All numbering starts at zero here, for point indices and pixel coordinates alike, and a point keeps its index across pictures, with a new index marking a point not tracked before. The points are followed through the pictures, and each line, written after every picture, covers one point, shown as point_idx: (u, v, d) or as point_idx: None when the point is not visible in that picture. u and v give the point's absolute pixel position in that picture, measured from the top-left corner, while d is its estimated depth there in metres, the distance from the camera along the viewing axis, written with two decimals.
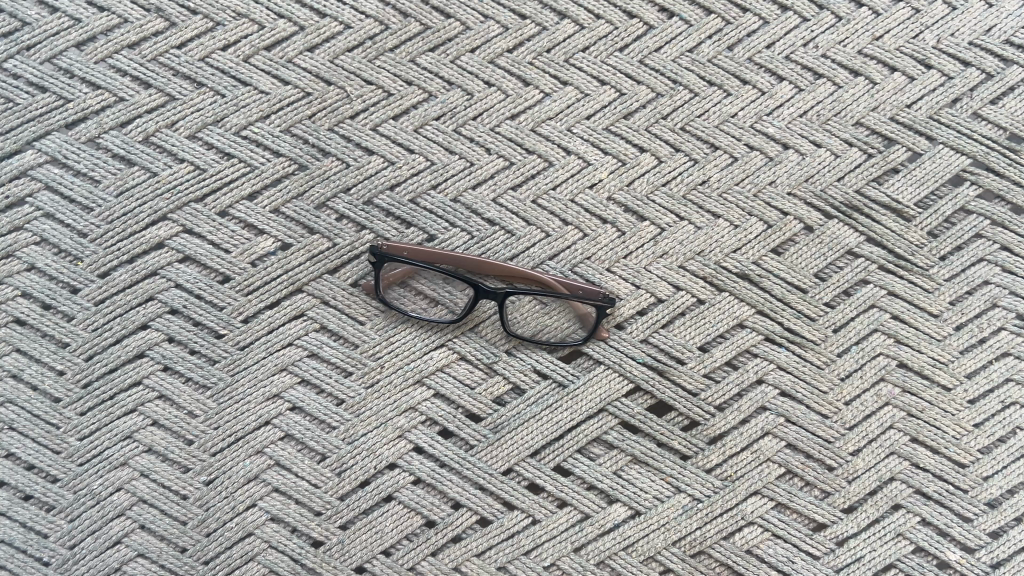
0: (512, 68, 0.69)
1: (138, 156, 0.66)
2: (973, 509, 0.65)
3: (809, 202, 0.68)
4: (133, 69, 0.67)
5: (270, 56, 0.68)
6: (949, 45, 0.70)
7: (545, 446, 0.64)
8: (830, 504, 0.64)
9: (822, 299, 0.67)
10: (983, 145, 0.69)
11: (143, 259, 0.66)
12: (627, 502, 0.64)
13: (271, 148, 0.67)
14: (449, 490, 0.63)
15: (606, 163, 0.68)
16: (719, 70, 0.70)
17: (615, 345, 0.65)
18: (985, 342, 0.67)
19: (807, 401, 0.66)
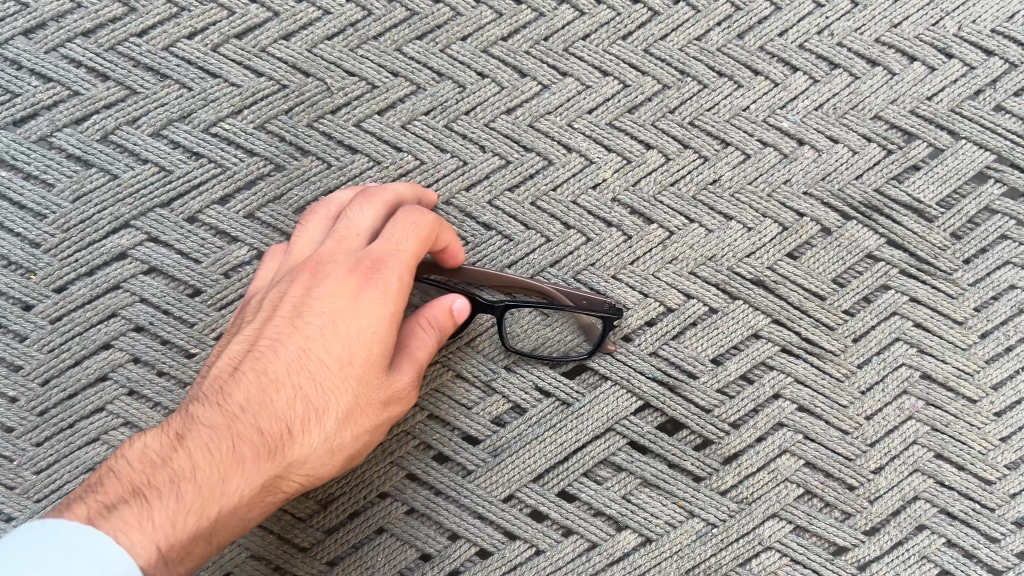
0: (508, 58, 0.64)
1: (96, 157, 0.61)
2: (1000, 528, 0.61)
3: (826, 202, 0.64)
4: (88, 60, 0.61)
5: (242, 45, 0.62)
6: (971, 33, 0.66)
7: (549, 470, 0.60)
8: (851, 526, 0.60)
9: (841, 307, 0.62)
10: (1008, 140, 0.65)
11: (103, 271, 0.60)
12: (637, 528, 0.59)
13: (244, 146, 0.61)
14: (446, 520, 0.59)
15: (610, 161, 0.63)
16: (729, 60, 0.65)
17: (623, 359, 0.61)
18: (1012, 351, 0.63)
19: (827, 416, 0.61)
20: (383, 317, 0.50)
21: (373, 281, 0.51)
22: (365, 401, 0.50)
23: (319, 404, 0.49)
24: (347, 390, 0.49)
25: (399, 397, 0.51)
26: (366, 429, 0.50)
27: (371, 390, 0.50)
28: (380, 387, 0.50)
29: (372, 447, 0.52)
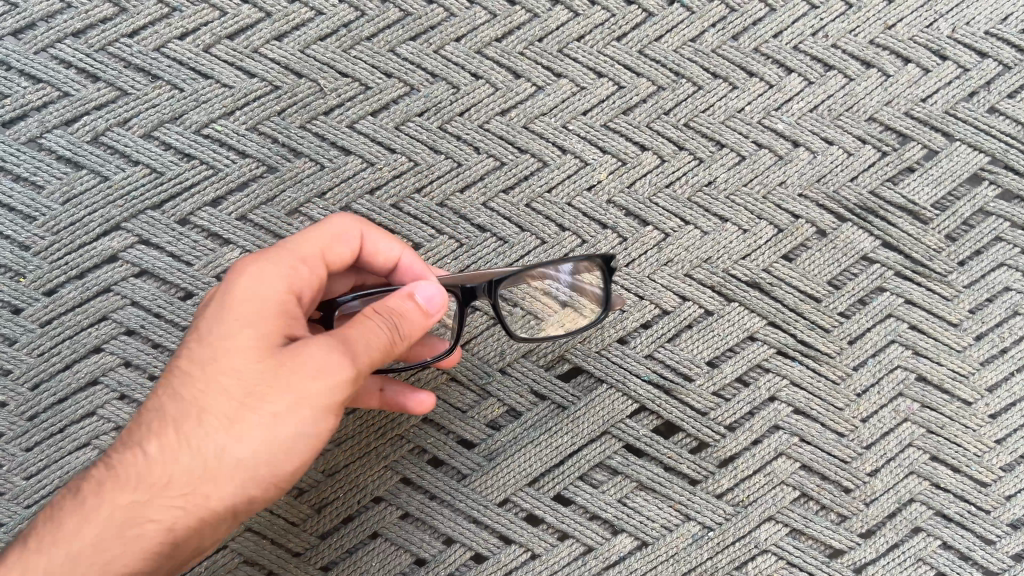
0: (502, 59, 0.63)
1: (86, 159, 0.60)
2: (995, 530, 0.61)
3: (821, 204, 0.63)
4: (79, 61, 0.61)
5: (234, 46, 0.62)
6: (965, 35, 0.66)
7: (544, 473, 0.59)
8: (848, 529, 0.60)
9: (837, 309, 0.62)
10: (1002, 141, 0.65)
11: (93, 274, 0.59)
12: (633, 532, 0.59)
13: (236, 148, 0.61)
14: (441, 524, 0.58)
15: (605, 163, 0.63)
16: (724, 61, 0.65)
17: (619, 362, 0.61)
18: (1006, 353, 0.63)
19: (823, 419, 0.61)
20: (257, 303, 0.43)
21: (242, 263, 0.45)
22: (245, 397, 0.41)
23: (193, 412, 0.42)
24: (218, 388, 0.42)
25: (289, 386, 0.41)
26: (252, 433, 0.41)
27: (247, 384, 0.42)
28: (259, 374, 0.41)
29: (269, 458, 0.42)
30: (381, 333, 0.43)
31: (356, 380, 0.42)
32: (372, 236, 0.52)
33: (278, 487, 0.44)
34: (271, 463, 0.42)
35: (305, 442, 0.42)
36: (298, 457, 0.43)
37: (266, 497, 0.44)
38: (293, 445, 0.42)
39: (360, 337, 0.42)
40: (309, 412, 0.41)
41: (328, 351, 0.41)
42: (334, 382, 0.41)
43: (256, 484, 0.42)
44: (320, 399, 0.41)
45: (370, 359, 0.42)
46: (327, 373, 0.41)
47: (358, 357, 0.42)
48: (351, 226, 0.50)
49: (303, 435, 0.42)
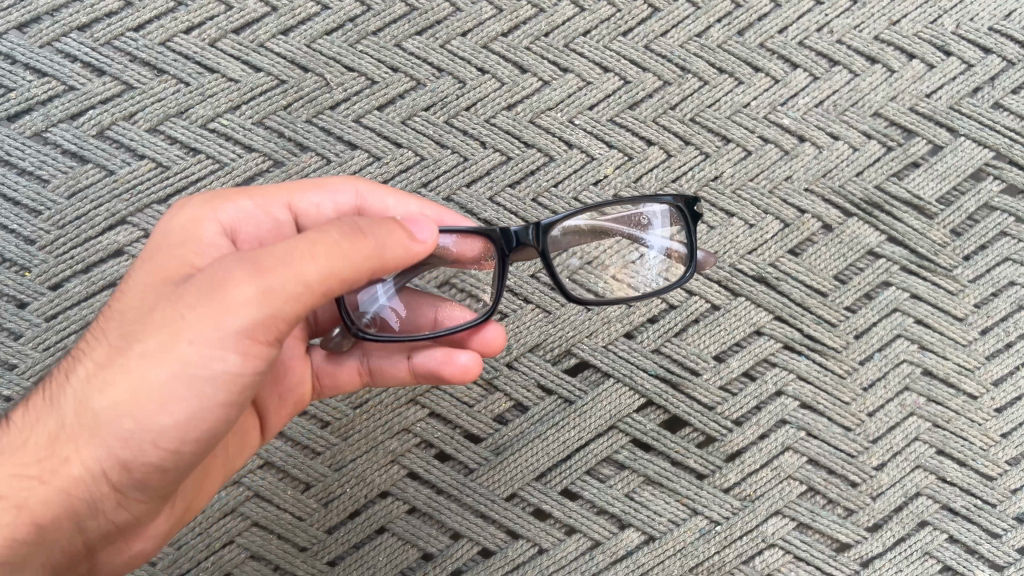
0: (509, 53, 0.63)
1: (91, 152, 0.60)
2: (1001, 524, 0.61)
3: (827, 199, 0.64)
4: (84, 54, 0.61)
5: (239, 40, 0.62)
6: (969, 30, 0.66)
7: (551, 468, 0.59)
8: (854, 523, 0.60)
9: (843, 303, 0.62)
10: (1006, 137, 0.65)
11: (99, 268, 0.59)
12: (640, 526, 0.59)
13: (242, 142, 0.61)
14: (448, 519, 0.58)
15: (612, 158, 0.63)
16: (730, 57, 0.65)
17: (626, 356, 0.61)
18: (1012, 347, 0.63)
19: (829, 413, 0.61)
20: (185, 236, 0.44)
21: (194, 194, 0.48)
22: (131, 333, 0.40)
23: (88, 356, 0.41)
24: (117, 325, 0.41)
25: (172, 313, 0.38)
26: (125, 370, 0.38)
27: (139, 317, 0.40)
28: (156, 314, 0.39)
29: (141, 400, 0.38)
30: (318, 242, 0.38)
31: (260, 299, 0.37)
32: (371, 193, 0.52)
33: (165, 446, 0.39)
34: (147, 407, 0.38)
35: (187, 384, 0.38)
36: (183, 406, 0.38)
37: (148, 461, 0.39)
38: (169, 385, 0.38)
39: (275, 254, 0.37)
40: (190, 345, 0.37)
41: (223, 270, 0.38)
42: (231, 304, 0.37)
43: (130, 433, 0.38)
44: (204, 332, 0.37)
45: (286, 281, 0.37)
46: (220, 294, 0.37)
47: (266, 275, 0.37)
48: (347, 181, 0.52)
49: (180, 374, 0.37)
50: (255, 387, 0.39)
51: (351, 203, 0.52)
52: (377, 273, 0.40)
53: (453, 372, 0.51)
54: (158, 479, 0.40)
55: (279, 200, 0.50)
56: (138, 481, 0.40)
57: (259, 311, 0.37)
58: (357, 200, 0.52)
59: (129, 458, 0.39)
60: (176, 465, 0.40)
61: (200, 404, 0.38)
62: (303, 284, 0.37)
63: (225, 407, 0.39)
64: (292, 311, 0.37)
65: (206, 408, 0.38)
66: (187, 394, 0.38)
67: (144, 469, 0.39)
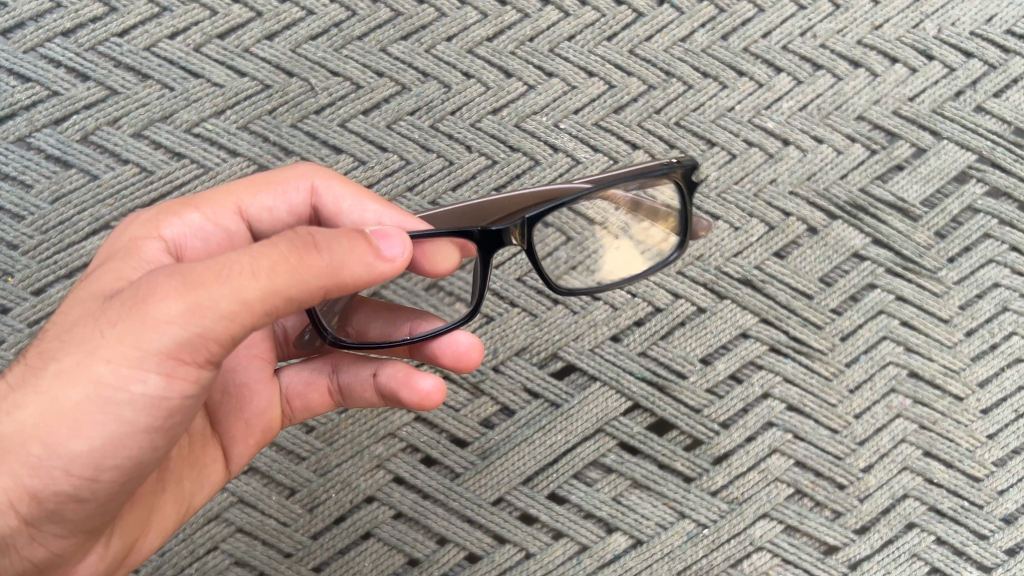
0: (494, 58, 0.64)
1: (75, 158, 0.60)
2: (988, 525, 0.61)
3: (812, 201, 0.64)
4: (68, 59, 0.61)
5: (224, 45, 0.62)
6: (951, 35, 0.67)
7: (538, 472, 0.59)
8: (842, 525, 0.60)
9: (829, 306, 0.62)
10: (989, 140, 0.66)
11: (83, 273, 0.59)
12: (628, 530, 0.59)
13: (227, 147, 0.61)
14: (434, 524, 0.58)
15: (597, 161, 0.63)
16: (713, 61, 0.65)
17: (612, 359, 0.60)
18: (997, 349, 0.63)
19: (816, 415, 0.61)
20: (126, 251, 0.43)
21: (144, 209, 0.47)
22: (51, 351, 0.38)
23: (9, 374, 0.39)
24: (41, 343, 0.39)
25: (93, 330, 0.37)
26: (40, 392, 0.37)
27: (61, 336, 0.38)
28: (77, 332, 0.38)
29: (55, 423, 0.36)
30: (259, 255, 0.35)
31: (183, 318, 0.35)
32: (326, 187, 0.49)
33: (80, 472, 0.37)
34: (60, 430, 0.36)
35: (105, 406, 0.36)
36: (101, 430, 0.37)
37: (60, 489, 0.37)
38: (87, 407, 0.36)
39: (207, 269, 0.35)
40: (108, 366, 0.36)
41: (150, 285, 0.36)
42: (155, 321, 0.35)
43: (40, 459, 0.37)
44: (124, 351, 0.35)
45: (219, 298, 0.34)
46: (143, 311, 0.35)
47: (194, 291, 0.35)
48: (301, 177, 0.49)
49: (98, 396, 0.36)
50: (182, 410, 0.38)
51: (305, 201, 0.49)
52: (326, 290, 0.37)
53: (412, 398, 0.49)
54: (74, 508, 0.39)
55: (229, 209, 0.48)
56: (52, 509, 0.38)
57: (185, 330, 0.35)
58: (311, 196, 0.49)
59: (39, 485, 0.37)
60: (94, 493, 0.38)
61: (120, 427, 0.37)
62: (239, 300, 0.34)
63: (146, 431, 0.37)
64: (222, 329, 0.35)
65: (126, 431, 0.37)
66: (106, 417, 0.36)
67: (57, 497, 0.38)
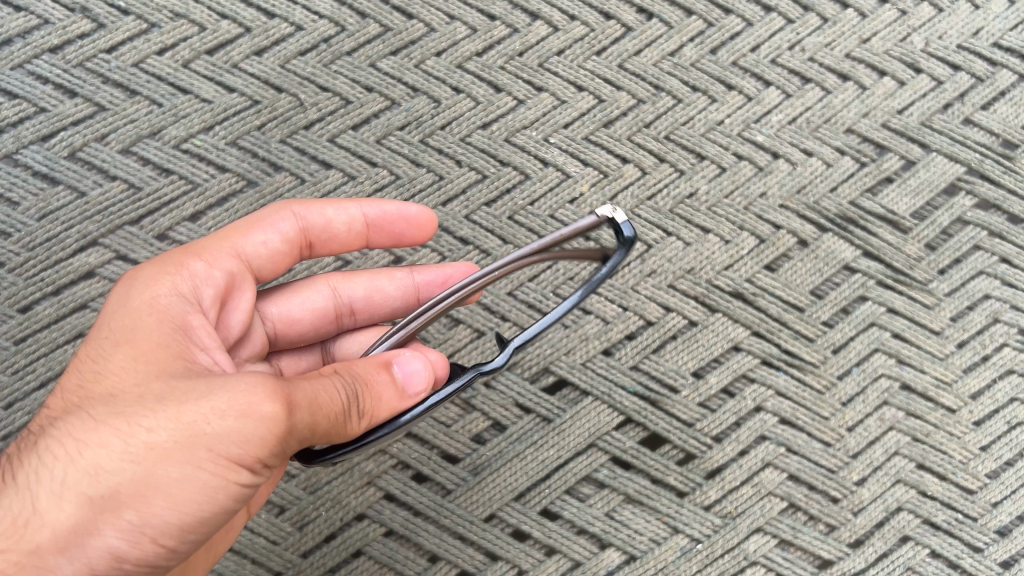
0: (483, 73, 0.64)
1: (63, 174, 0.60)
2: (983, 537, 0.61)
3: (802, 214, 0.64)
4: (56, 76, 0.61)
5: (213, 61, 0.62)
6: (938, 48, 0.67)
7: (531, 487, 0.59)
8: (836, 539, 0.60)
9: (820, 318, 0.62)
10: (977, 152, 0.66)
11: (70, 290, 0.59)
12: (621, 546, 0.58)
13: (216, 163, 0.61)
14: (426, 541, 0.58)
15: (587, 175, 0.63)
16: (702, 75, 0.65)
17: (604, 373, 0.60)
18: (988, 360, 0.63)
19: (809, 428, 0.61)
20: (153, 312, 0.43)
21: (143, 266, 0.46)
22: (126, 423, 0.38)
23: (71, 430, 0.39)
24: (106, 409, 0.39)
25: (182, 413, 0.37)
26: (129, 463, 0.37)
27: (135, 407, 0.38)
28: (154, 409, 0.38)
29: (145, 497, 0.37)
30: (332, 398, 0.39)
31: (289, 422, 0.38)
32: (305, 209, 0.52)
33: (159, 543, 0.38)
34: (152, 504, 0.37)
35: (198, 492, 0.38)
36: (189, 509, 0.38)
37: (141, 555, 0.38)
38: (181, 487, 0.37)
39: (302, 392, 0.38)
40: (210, 454, 0.37)
41: (251, 390, 0.38)
42: (259, 420, 0.37)
43: (129, 527, 0.37)
44: (227, 446, 0.37)
45: (303, 424, 0.38)
46: (247, 408, 0.37)
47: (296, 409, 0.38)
48: (282, 209, 0.51)
49: (193, 478, 0.37)
50: (248, 495, 0.40)
51: (295, 229, 0.52)
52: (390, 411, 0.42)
53: None
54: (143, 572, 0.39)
55: (226, 252, 0.48)
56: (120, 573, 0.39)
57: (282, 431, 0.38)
58: (295, 222, 0.51)
59: (123, 552, 0.37)
60: (163, 561, 0.40)
61: (203, 508, 0.38)
62: (319, 429, 0.38)
63: (222, 511, 0.39)
64: (303, 442, 0.39)
65: (208, 513, 0.39)
66: (196, 499, 0.38)
67: (135, 562, 0.38)
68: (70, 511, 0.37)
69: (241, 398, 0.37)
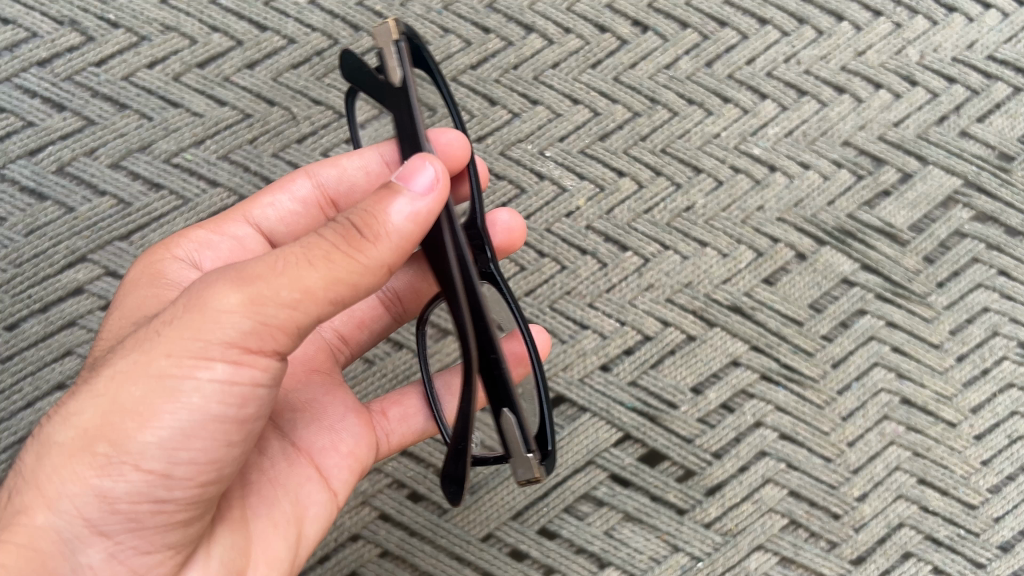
0: (478, 86, 0.63)
1: (51, 190, 0.59)
2: (985, 553, 0.60)
3: (800, 227, 0.63)
4: (44, 90, 0.61)
5: (204, 74, 0.62)
6: (933, 61, 0.67)
7: (529, 506, 0.58)
8: (838, 556, 0.59)
9: (819, 332, 0.62)
10: (974, 164, 0.65)
11: (58, 307, 0.58)
12: (620, 565, 0.58)
13: (206, 177, 0.60)
14: (422, 562, 0.57)
15: (583, 189, 0.62)
16: (698, 88, 0.65)
17: (602, 389, 0.59)
18: (988, 373, 0.62)
19: (809, 443, 0.60)
20: (147, 276, 0.46)
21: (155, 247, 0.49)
22: (103, 362, 0.37)
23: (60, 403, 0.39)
24: (88, 370, 0.39)
25: (144, 337, 0.35)
26: (98, 395, 0.35)
27: (112, 350, 0.37)
28: (126, 342, 0.36)
29: (117, 422, 0.34)
30: (315, 241, 0.35)
31: (257, 289, 0.34)
32: (319, 168, 0.51)
33: (150, 468, 0.35)
34: (125, 427, 0.34)
35: (165, 397, 0.34)
36: (169, 421, 0.34)
37: (135, 489, 0.35)
38: (151, 398, 0.34)
39: (261, 265, 0.34)
40: (169, 359, 0.34)
41: (207, 282, 0.35)
42: (212, 311, 0.34)
43: (108, 462, 0.34)
44: (185, 344, 0.34)
45: (289, 287, 0.34)
46: (200, 303, 0.34)
47: (249, 283, 0.34)
48: (297, 173, 0.52)
49: (159, 386, 0.34)
50: (254, 402, 0.36)
51: (312, 190, 0.52)
52: (388, 267, 0.36)
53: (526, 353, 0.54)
54: (152, 515, 0.36)
55: (236, 220, 0.50)
56: (127, 516, 0.35)
57: (247, 317, 0.34)
58: (313, 183, 0.51)
59: (111, 488, 0.35)
60: (169, 492, 0.35)
61: (188, 417, 0.35)
62: (297, 283, 0.34)
63: (217, 420, 0.35)
64: (295, 316, 0.34)
65: (200, 421, 0.35)
66: (170, 411, 0.34)
67: (131, 498, 0.35)
68: (56, 451, 0.35)
69: (199, 293, 0.35)
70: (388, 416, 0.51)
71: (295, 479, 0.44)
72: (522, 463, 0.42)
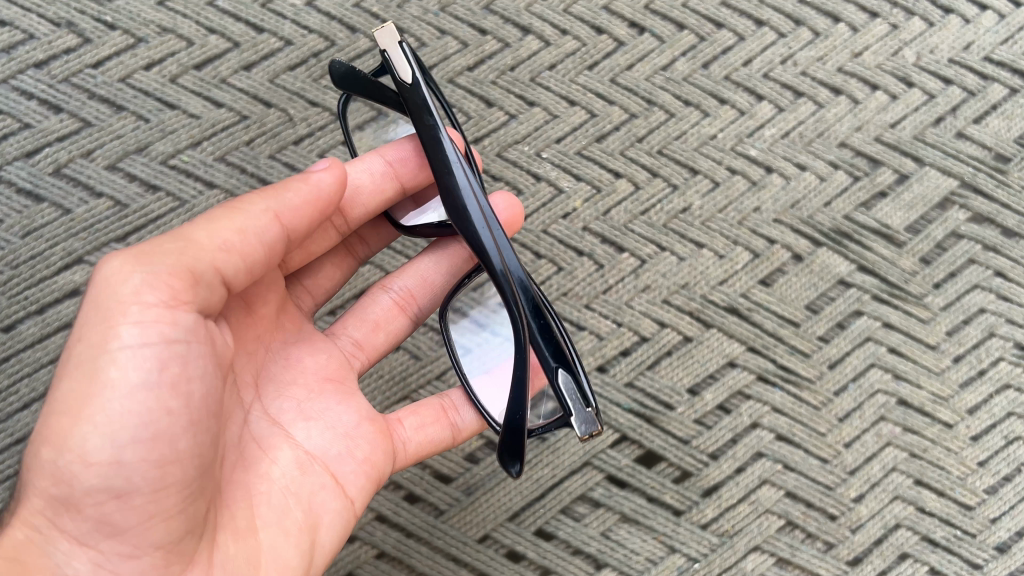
0: (475, 88, 0.63)
1: (47, 191, 0.59)
2: (982, 554, 0.60)
3: (797, 229, 0.63)
4: (41, 92, 0.61)
5: (201, 76, 0.62)
6: (930, 62, 0.67)
7: (525, 507, 0.58)
8: (834, 557, 0.59)
9: (815, 333, 0.62)
10: (970, 165, 0.65)
11: (54, 308, 0.58)
12: (617, 566, 0.58)
13: (203, 179, 0.60)
14: (418, 563, 0.57)
15: (580, 190, 0.62)
16: (694, 89, 0.65)
17: (598, 390, 0.59)
18: (985, 374, 0.62)
19: (805, 444, 0.60)
20: None
21: None
22: None
23: None
24: None
25: None
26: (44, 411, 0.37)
27: None
28: None
29: (56, 423, 0.36)
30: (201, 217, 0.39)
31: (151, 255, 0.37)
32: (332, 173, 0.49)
33: (98, 458, 0.35)
34: (63, 427, 0.35)
35: (91, 384, 0.35)
36: (102, 405, 0.35)
37: (93, 483, 0.35)
38: (79, 391, 0.35)
39: (153, 244, 0.38)
40: (87, 350, 0.36)
41: None
42: (110, 291, 0.36)
43: (65, 463, 0.35)
44: (97, 331, 0.36)
45: (170, 250, 0.37)
46: (96, 291, 0.37)
47: (140, 251, 0.37)
48: None
49: (84, 376, 0.36)
50: (176, 360, 0.36)
51: None
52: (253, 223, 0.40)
53: None
54: (118, 508, 0.36)
55: None
56: (97, 516, 0.36)
57: (134, 273, 0.36)
58: None
59: (71, 488, 0.35)
60: (127, 479, 0.35)
61: (126, 399, 0.35)
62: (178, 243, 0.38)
63: (151, 390, 0.36)
64: (186, 270, 0.37)
65: (138, 400, 0.35)
66: (100, 396, 0.35)
67: (94, 492, 0.36)
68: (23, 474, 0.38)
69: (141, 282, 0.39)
70: (405, 424, 0.50)
71: (308, 488, 0.43)
72: (579, 419, 0.42)
